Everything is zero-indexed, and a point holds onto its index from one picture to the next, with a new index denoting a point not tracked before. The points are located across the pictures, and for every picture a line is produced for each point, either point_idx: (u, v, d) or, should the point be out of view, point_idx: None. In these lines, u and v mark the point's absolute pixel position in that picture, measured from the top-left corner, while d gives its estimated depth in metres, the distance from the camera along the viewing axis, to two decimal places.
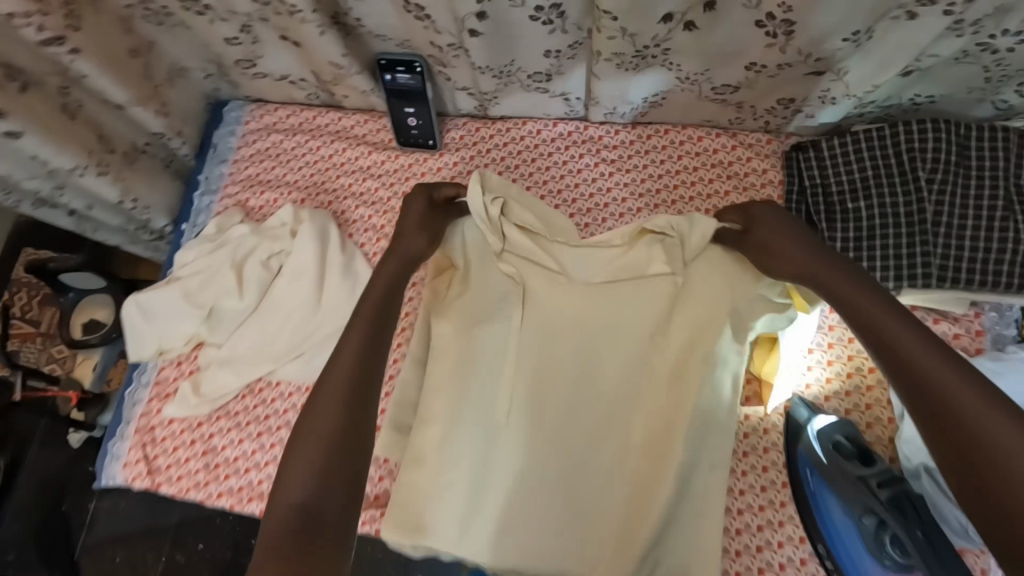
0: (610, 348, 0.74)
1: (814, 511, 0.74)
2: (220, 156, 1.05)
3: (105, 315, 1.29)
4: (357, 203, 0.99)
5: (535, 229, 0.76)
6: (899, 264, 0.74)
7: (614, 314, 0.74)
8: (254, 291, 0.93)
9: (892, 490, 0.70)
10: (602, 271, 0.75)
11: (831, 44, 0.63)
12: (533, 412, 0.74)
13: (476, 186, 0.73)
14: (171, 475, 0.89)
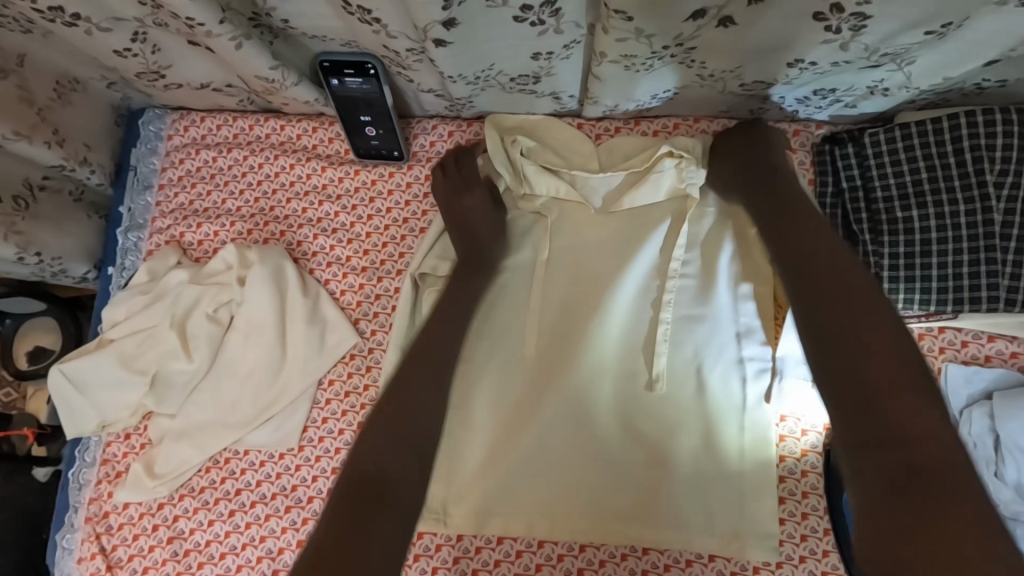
0: (606, 311, 0.78)
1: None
2: (142, 181, 0.88)
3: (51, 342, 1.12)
4: (314, 231, 0.84)
5: (553, 164, 0.78)
6: (959, 284, 0.65)
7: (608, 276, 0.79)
8: (204, 350, 0.79)
9: None
10: (599, 230, 0.79)
11: (907, 38, 0.50)
12: (540, 375, 0.78)
13: (492, 131, 0.78)
14: (135, 567, 0.78)
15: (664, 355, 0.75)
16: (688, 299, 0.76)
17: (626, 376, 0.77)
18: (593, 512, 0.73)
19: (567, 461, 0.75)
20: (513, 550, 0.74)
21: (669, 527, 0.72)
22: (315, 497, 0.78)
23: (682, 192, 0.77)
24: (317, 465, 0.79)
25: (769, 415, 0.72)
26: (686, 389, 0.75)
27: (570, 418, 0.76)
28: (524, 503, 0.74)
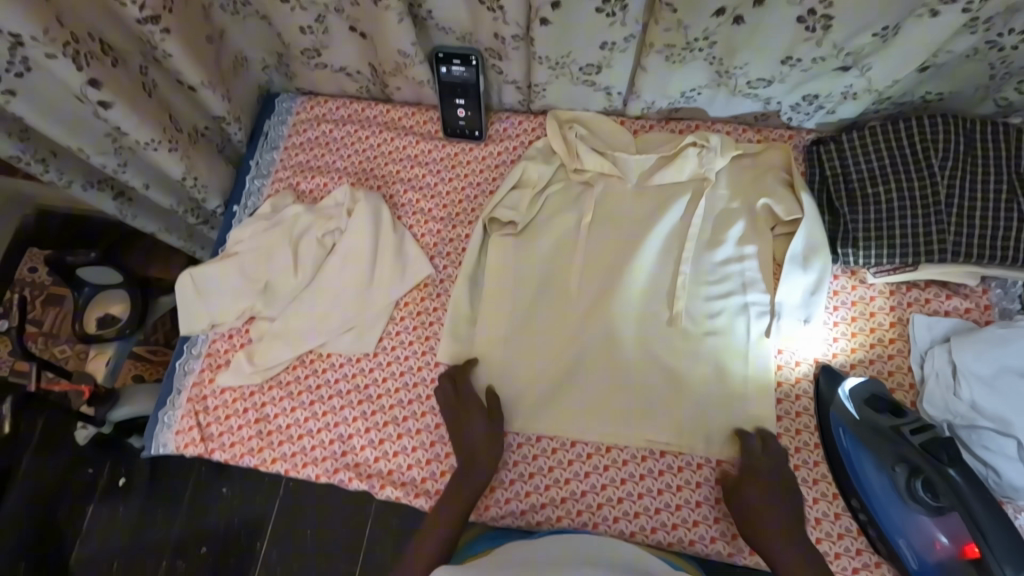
0: (636, 261, 0.94)
1: (846, 466, 0.77)
2: (271, 143, 1.10)
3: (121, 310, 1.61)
4: (405, 187, 1.05)
5: (600, 146, 1.00)
6: (917, 240, 0.83)
7: (632, 237, 0.96)
8: (308, 267, 0.97)
9: (926, 436, 0.72)
10: (633, 199, 0.99)
11: (862, 38, 0.74)
12: (578, 313, 0.94)
13: (552, 121, 1.02)
14: (224, 442, 0.91)
15: (684, 298, 0.91)
16: (706, 255, 0.94)
17: (653, 315, 0.92)
18: (623, 421, 0.87)
19: (603, 380, 0.90)
20: (549, 447, 0.88)
21: (688, 433, 0.85)
22: (383, 394, 0.92)
23: (702, 175, 0.97)
24: (388, 369, 0.93)
25: (770, 347, 0.88)
26: (703, 326, 0.90)
27: (603, 346, 0.91)
28: (563, 409, 0.89)
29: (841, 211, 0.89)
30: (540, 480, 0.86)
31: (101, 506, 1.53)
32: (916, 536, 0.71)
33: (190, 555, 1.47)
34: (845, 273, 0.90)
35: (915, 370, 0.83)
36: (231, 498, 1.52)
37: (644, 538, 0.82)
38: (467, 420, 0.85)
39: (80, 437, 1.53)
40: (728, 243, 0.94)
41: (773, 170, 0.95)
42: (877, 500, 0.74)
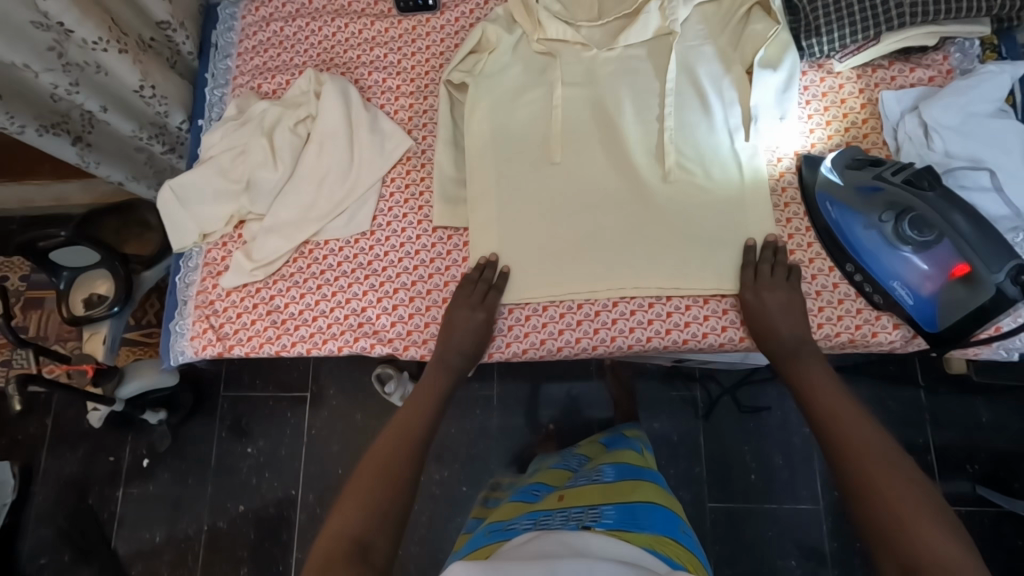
0: (615, 97, 0.94)
1: (836, 230, 0.82)
2: (222, 51, 1.07)
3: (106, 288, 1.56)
4: (369, 70, 1.03)
5: (561, 12, 0.98)
6: (876, 11, 0.84)
7: (610, 78, 0.96)
8: (289, 157, 0.96)
9: (906, 173, 0.74)
10: (602, 41, 0.98)
11: None
12: (566, 158, 0.93)
13: None
14: (241, 337, 0.92)
15: (668, 123, 0.92)
16: (682, 90, 0.94)
17: (639, 159, 0.92)
18: (631, 256, 0.88)
19: (599, 205, 0.91)
20: (574, 303, 0.90)
21: (696, 251, 0.87)
22: (388, 266, 0.93)
23: (666, 29, 0.95)
24: (387, 243, 0.94)
25: (755, 150, 0.90)
26: (688, 158, 0.91)
27: (595, 190, 0.92)
28: (565, 275, 0.89)
29: (803, 10, 0.89)
30: (553, 311, 0.90)
31: (129, 489, 1.55)
32: (909, 274, 0.76)
33: (228, 515, 1.50)
34: (813, 69, 0.92)
35: (889, 140, 0.86)
36: (256, 454, 1.55)
37: (657, 340, 0.88)
38: (458, 317, 0.87)
39: (92, 420, 1.49)
40: (702, 79, 0.93)
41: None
42: (869, 257, 0.79)
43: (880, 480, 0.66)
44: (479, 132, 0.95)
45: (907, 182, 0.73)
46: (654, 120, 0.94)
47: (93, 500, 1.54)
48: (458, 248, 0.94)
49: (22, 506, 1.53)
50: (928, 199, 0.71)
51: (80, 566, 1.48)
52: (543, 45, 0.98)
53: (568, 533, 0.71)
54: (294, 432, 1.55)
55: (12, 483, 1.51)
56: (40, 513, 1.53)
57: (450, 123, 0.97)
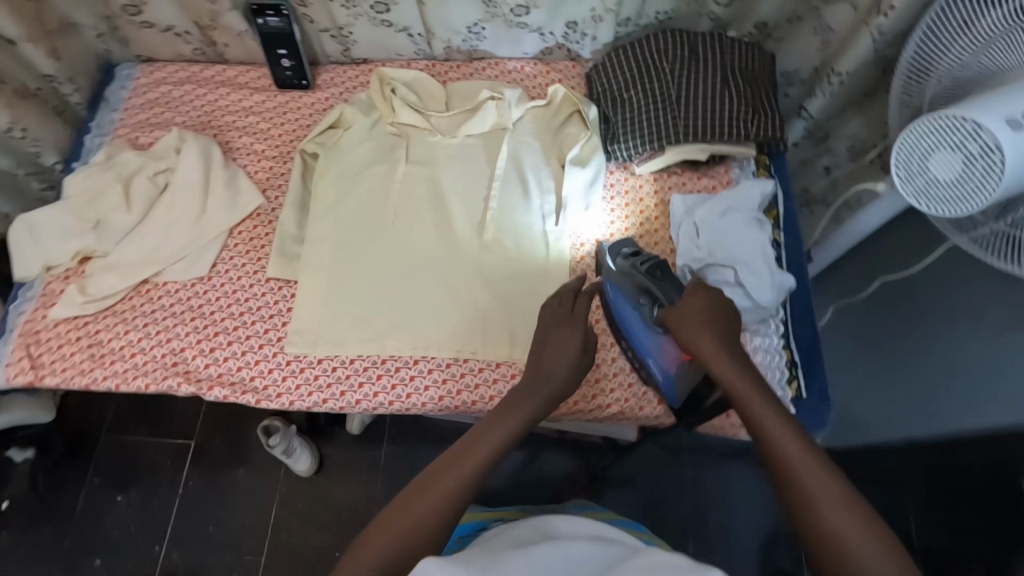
0: (451, 178, 1.06)
1: (612, 310, 0.90)
2: (111, 105, 1.16)
3: None
4: (240, 133, 1.14)
5: (413, 101, 1.11)
6: (660, 128, 1.00)
7: (453, 160, 1.08)
8: (141, 203, 1.04)
9: (652, 263, 0.86)
10: (452, 128, 1.10)
11: None
12: (399, 227, 1.03)
13: (375, 81, 1.12)
14: (55, 368, 0.94)
15: (494, 206, 1.03)
16: (511, 179, 1.05)
17: (463, 235, 1.01)
18: (437, 319, 0.96)
19: (419, 271, 0.99)
20: (379, 359, 0.95)
21: (491, 326, 0.95)
22: (216, 310, 0.98)
23: (501, 125, 1.09)
24: (220, 288, 1.00)
25: (564, 235, 1.01)
26: (504, 238, 1.01)
27: (419, 257, 1.00)
28: (378, 331, 0.96)
29: (615, 122, 1.05)
30: (359, 364, 0.95)
31: None
32: (657, 349, 0.85)
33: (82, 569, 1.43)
34: (620, 169, 1.06)
35: (671, 233, 0.98)
36: (119, 506, 1.48)
37: (452, 399, 0.93)
38: (555, 335, 0.83)
39: None
40: (531, 177, 1.05)
41: (568, 107, 1.08)
42: (633, 335, 0.88)
43: (846, 539, 0.56)
44: (325, 198, 1.05)
45: (656, 277, 0.85)
46: (484, 207, 1.03)
47: None
48: (284, 298, 0.99)
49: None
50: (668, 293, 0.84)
51: None
52: (395, 129, 1.10)
53: (540, 520, 0.68)
54: (169, 484, 1.50)
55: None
56: None
57: (301, 187, 1.07)
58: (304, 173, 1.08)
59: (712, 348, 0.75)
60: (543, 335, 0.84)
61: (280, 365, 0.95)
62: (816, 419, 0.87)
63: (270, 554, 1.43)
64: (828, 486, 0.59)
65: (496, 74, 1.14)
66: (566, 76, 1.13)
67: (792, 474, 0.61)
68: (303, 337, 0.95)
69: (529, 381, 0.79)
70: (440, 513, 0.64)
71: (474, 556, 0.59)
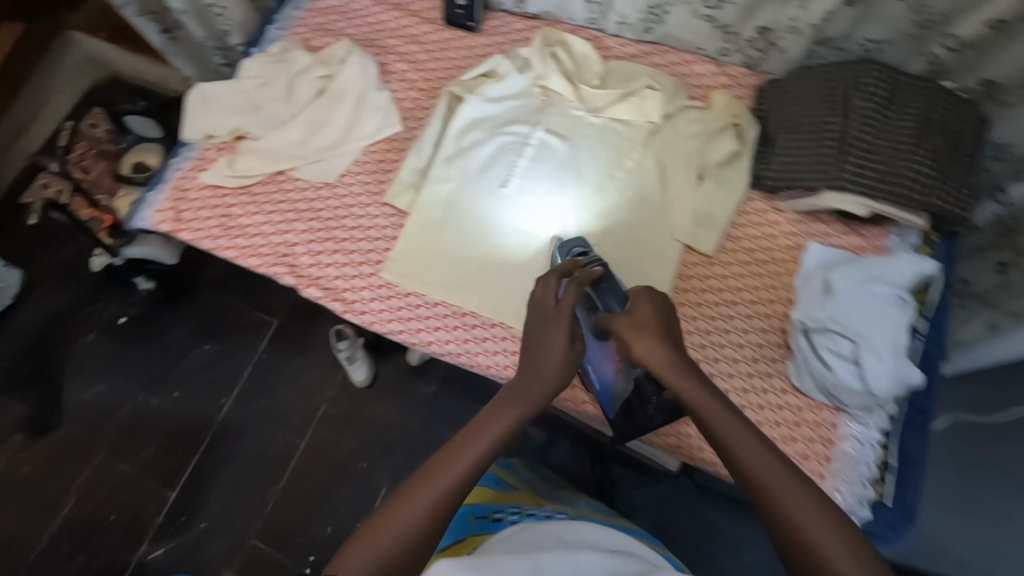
0: (584, 157, 1.04)
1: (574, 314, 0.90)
2: (296, 2, 1.24)
3: (152, 160, 1.76)
4: (398, 58, 1.17)
5: (570, 70, 1.09)
6: (824, 168, 0.90)
7: (593, 138, 1.05)
8: (298, 100, 1.11)
9: (596, 267, 0.86)
10: (601, 107, 1.06)
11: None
12: (521, 191, 1.03)
13: (538, 40, 1.11)
14: (192, 226, 1.06)
15: (616, 197, 1.01)
16: (641, 178, 1.01)
17: (576, 219, 1.00)
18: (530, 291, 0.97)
19: (527, 239, 1.00)
20: (461, 311, 0.98)
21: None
22: (332, 218, 1.05)
23: (649, 117, 1.04)
24: (341, 199, 1.06)
25: (678, 246, 0.96)
26: (615, 234, 0.98)
27: (532, 227, 1.01)
28: (470, 284, 0.98)
29: (774, 150, 0.97)
30: (442, 309, 0.98)
31: (95, 337, 1.71)
32: (602, 357, 0.87)
33: (161, 396, 1.63)
34: (761, 198, 0.97)
35: (795, 283, 0.90)
36: (205, 356, 1.67)
37: (516, 372, 0.95)
38: (546, 331, 0.77)
39: (96, 262, 1.71)
40: (662, 181, 1.00)
41: (725, 118, 1.01)
42: (586, 340, 0.88)
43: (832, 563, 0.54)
44: (458, 143, 1.07)
45: (587, 277, 0.84)
46: (606, 197, 1.01)
47: (64, 334, 1.71)
48: (394, 226, 1.04)
49: (11, 313, 1.73)
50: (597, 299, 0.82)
51: (31, 381, 1.66)
52: (542, 93, 1.09)
53: (558, 525, 0.73)
54: (247, 349, 1.66)
55: (12, 290, 1.72)
56: (22, 327, 1.72)
57: (439, 125, 1.09)
58: (446, 111, 1.09)
59: (663, 361, 0.71)
60: (532, 334, 0.78)
61: (372, 287, 1.00)
62: (895, 532, 0.78)
63: (309, 445, 1.55)
64: (807, 505, 0.58)
65: (662, 63, 1.08)
66: (736, 84, 1.06)
67: (770, 493, 0.60)
68: (401, 268, 1.00)
69: (517, 386, 0.74)
70: (421, 533, 0.62)
71: (487, 555, 0.64)
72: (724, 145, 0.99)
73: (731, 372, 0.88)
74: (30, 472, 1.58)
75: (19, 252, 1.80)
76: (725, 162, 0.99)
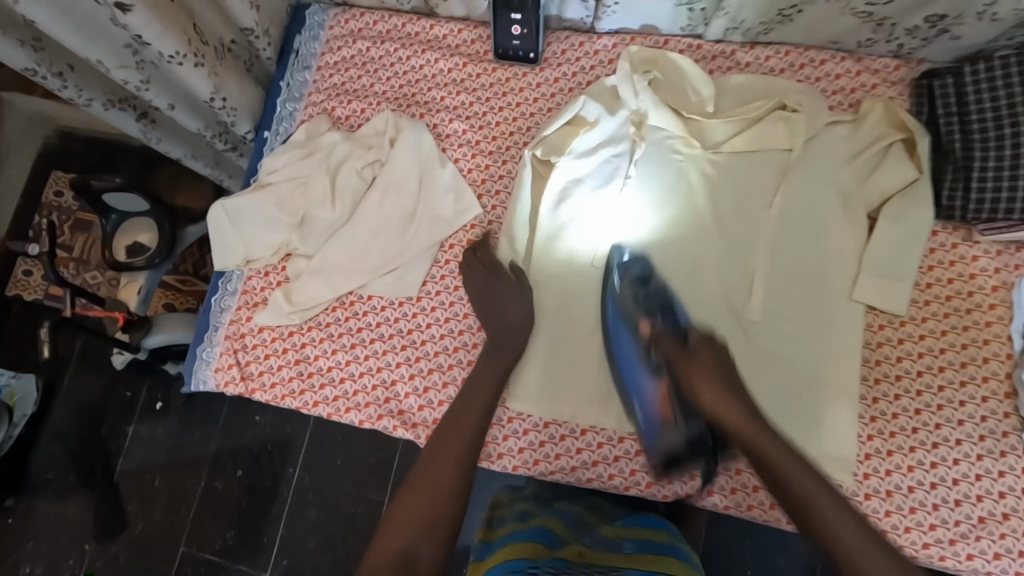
0: (720, 214, 0.85)
1: (607, 329, 0.83)
2: (302, 62, 1.00)
3: (149, 239, 1.37)
4: (450, 116, 0.94)
5: (677, 104, 0.87)
6: None
7: (728, 187, 0.86)
8: (348, 201, 0.90)
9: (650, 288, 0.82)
10: (727, 142, 0.86)
11: None
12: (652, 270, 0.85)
13: (624, 63, 0.86)
14: (265, 381, 0.89)
15: (770, 259, 0.82)
16: (795, 229, 0.82)
17: (732, 296, 0.83)
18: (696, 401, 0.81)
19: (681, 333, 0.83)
20: (616, 436, 0.83)
21: (753, 421, 0.79)
22: (428, 340, 0.88)
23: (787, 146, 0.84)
24: (432, 314, 0.88)
25: (858, 310, 0.80)
26: (781, 306, 0.81)
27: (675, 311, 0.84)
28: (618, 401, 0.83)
29: (969, 168, 0.77)
30: (591, 438, 0.84)
31: (137, 427, 1.44)
32: (648, 392, 0.81)
33: (225, 477, 1.37)
34: (946, 229, 0.81)
35: (1016, 341, 0.76)
36: (262, 424, 1.40)
37: (701, 499, 0.81)
38: (499, 289, 0.83)
39: (116, 360, 1.39)
40: (822, 229, 0.82)
41: (887, 134, 0.81)
42: (622, 357, 0.82)
43: (829, 526, 0.64)
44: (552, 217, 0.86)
45: (658, 319, 0.81)
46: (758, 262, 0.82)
47: (104, 430, 1.44)
48: None
49: (40, 423, 1.45)
50: (670, 334, 0.80)
51: (80, 493, 1.40)
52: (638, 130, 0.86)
53: None
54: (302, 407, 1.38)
55: (35, 397, 1.43)
56: (56, 433, 1.45)
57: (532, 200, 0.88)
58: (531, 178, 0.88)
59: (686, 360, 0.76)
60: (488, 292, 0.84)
61: (500, 421, 0.85)
62: None
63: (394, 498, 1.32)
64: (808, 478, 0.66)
65: (784, 69, 0.87)
66: (884, 80, 0.85)
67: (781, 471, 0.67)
68: (528, 397, 0.83)
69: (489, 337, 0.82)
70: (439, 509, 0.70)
71: None
72: (894, 168, 0.80)
73: (956, 457, 0.75)
74: None
75: (12, 352, 1.49)
76: (892, 193, 0.80)
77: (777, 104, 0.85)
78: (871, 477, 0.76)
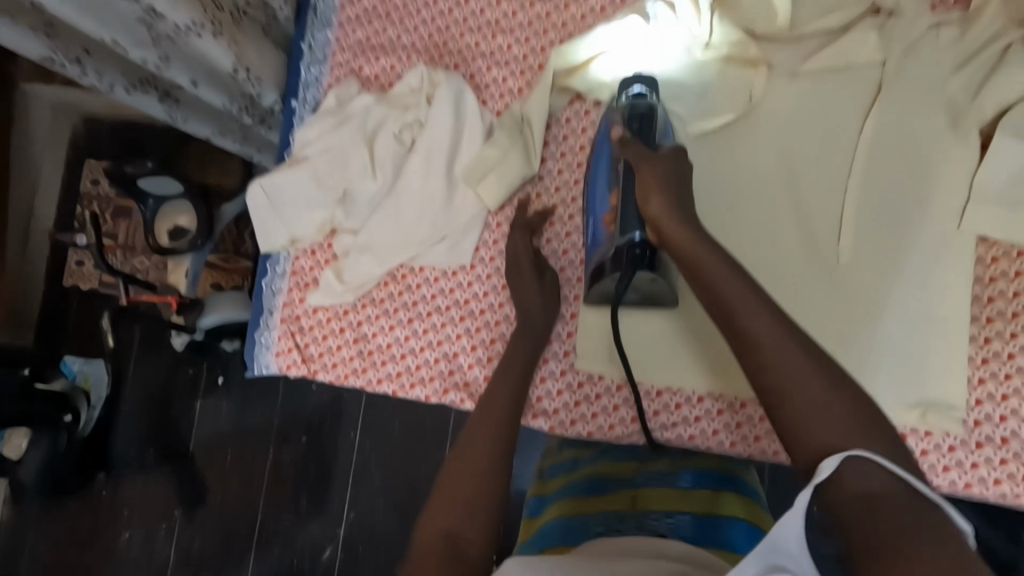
0: (805, 142, 0.75)
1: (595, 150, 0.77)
2: (321, 18, 0.92)
3: (189, 221, 1.33)
4: (488, 63, 0.86)
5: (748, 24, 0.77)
6: None
7: (812, 110, 0.76)
8: (390, 169, 0.85)
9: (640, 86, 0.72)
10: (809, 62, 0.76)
11: None
12: (730, 208, 0.77)
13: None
14: (325, 363, 0.87)
15: (864, 188, 0.73)
16: (891, 155, 0.73)
17: (818, 238, 0.74)
18: None
19: (767, 280, 0.75)
20: (695, 395, 0.77)
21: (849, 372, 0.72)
22: (487, 310, 0.83)
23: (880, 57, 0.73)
24: (488, 283, 0.83)
25: (968, 241, 0.70)
26: (876, 245, 0.72)
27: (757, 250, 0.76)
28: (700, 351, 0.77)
29: None
30: (668, 398, 0.78)
31: (207, 401, 1.44)
32: (602, 206, 0.74)
33: (294, 440, 1.37)
34: None
35: None
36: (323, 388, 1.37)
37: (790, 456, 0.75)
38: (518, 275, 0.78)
39: (175, 341, 1.39)
40: (924, 150, 0.72)
41: (1005, 32, 0.70)
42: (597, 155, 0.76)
43: (797, 390, 0.51)
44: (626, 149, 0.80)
45: (632, 128, 0.70)
46: (849, 195, 0.73)
47: (177, 404, 1.44)
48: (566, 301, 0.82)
49: (117, 402, 1.46)
50: (635, 141, 0.69)
51: (163, 463, 1.43)
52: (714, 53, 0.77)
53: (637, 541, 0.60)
54: None
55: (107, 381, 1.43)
56: (133, 410, 1.46)
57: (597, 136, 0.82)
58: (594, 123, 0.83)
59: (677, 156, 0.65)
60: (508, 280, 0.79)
61: (571, 387, 0.81)
62: None
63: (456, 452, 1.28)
64: (787, 350, 0.53)
65: None
66: None
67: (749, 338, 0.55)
68: (597, 359, 0.79)
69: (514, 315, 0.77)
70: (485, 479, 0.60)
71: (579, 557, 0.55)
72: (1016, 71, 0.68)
73: None
74: (206, 539, 1.39)
75: (73, 338, 1.48)
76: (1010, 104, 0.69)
77: (868, 9, 0.75)
78: (983, 424, 0.69)
